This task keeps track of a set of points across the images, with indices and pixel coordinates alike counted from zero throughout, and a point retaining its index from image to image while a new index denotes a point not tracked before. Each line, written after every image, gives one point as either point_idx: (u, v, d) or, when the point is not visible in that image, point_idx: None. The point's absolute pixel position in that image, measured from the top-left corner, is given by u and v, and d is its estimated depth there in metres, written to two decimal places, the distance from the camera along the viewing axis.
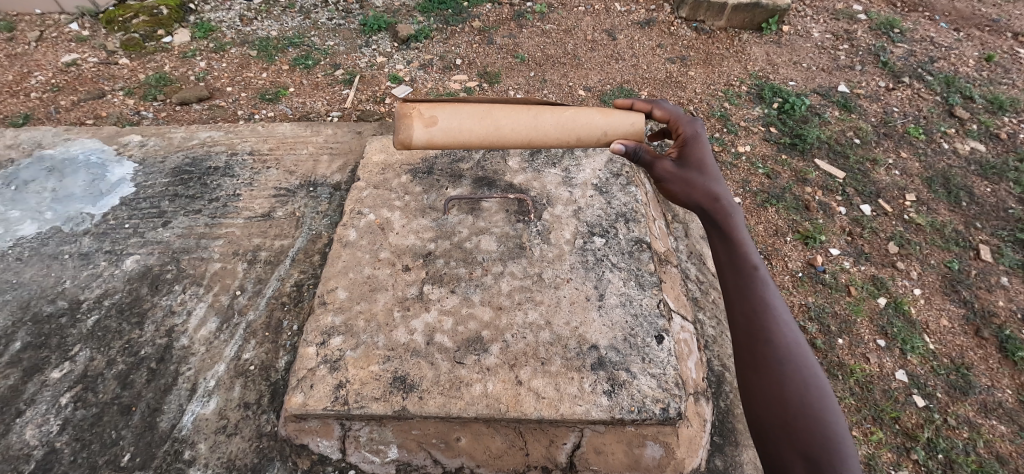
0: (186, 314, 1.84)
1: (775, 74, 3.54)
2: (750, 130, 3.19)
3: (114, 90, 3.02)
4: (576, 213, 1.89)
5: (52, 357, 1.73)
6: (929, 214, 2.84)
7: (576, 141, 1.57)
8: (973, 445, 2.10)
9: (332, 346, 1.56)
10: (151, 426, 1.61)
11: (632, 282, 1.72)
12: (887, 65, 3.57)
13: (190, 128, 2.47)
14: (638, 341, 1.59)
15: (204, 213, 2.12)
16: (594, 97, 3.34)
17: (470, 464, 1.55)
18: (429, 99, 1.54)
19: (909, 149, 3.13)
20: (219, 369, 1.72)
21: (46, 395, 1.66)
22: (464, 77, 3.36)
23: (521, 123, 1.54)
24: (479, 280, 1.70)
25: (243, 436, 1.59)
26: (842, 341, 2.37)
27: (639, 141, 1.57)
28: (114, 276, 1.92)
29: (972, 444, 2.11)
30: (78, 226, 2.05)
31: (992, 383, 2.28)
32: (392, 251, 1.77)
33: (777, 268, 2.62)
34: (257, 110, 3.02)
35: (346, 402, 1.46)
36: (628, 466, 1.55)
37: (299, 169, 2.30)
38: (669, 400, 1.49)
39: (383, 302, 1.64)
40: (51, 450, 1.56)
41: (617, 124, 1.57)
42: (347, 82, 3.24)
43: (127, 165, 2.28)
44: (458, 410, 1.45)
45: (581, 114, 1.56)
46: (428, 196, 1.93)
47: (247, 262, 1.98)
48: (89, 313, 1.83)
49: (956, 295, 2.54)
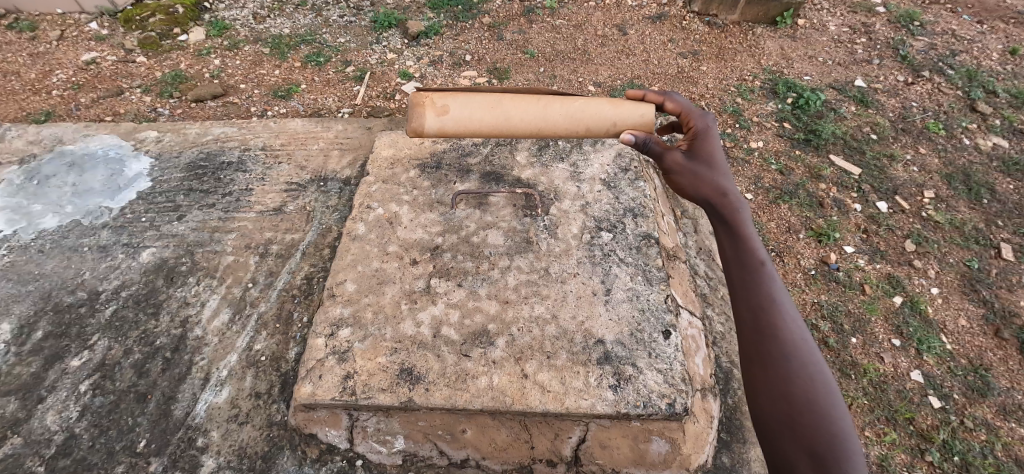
0: (200, 306, 1.88)
1: (790, 68, 3.49)
2: (763, 126, 3.15)
3: (131, 88, 3.08)
4: (583, 208, 1.89)
5: (72, 346, 1.78)
6: (949, 211, 2.78)
7: (584, 132, 1.57)
8: (991, 448, 2.06)
9: (340, 338, 1.58)
10: (165, 414, 1.65)
11: (639, 278, 1.71)
12: (906, 59, 3.51)
13: (204, 124, 2.52)
14: (644, 337, 1.59)
15: (217, 207, 2.16)
16: (605, 93, 3.32)
17: (475, 456, 1.57)
18: (441, 89, 1.55)
19: (929, 145, 3.07)
20: (231, 359, 1.75)
21: (66, 383, 1.71)
22: (473, 73, 3.37)
23: (531, 115, 1.54)
24: (486, 275, 1.71)
25: (254, 424, 1.63)
26: (855, 340, 2.34)
27: (648, 133, 1.56)
28: (130, 268, 1.97)
29: (989, 446, 2.06)
30: (97, 219, 2.10)
31: (1012, 384, 2.23)
32: (400, 245, 1.78)
33: (789, 265, 2.59)
34: (270, 107, 3.06)
35: (353, 393, 1.48)
36: (634, 461, 1.55)
37: (310, 164, 2.33)
38: (675, 396, 1.49)
39: (390, 295, 1.66)
40: (71, 436, 1.61)
41: (628, 118, 1.55)
42: (358, 79, 3.27)
43: (143, 161, 2.33)
44: (464, 402, 1.46)
45: (590, 105, 1.55)
46: (436, 191, 1.94)
47: (259, 256, 2.01)
48: (107, 304, 1.88)
49: (975, 294, 2.49)
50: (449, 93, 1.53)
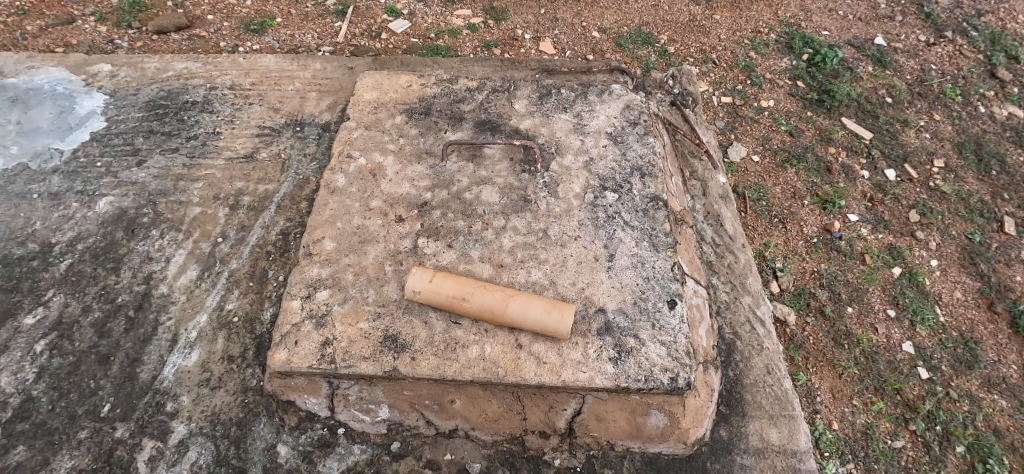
0: (164, 262, 1.72)
1: (808, 21, 3.29)
2: (775, 84, 3.00)
3: (84, 16, 2.79)
4: (587, 164, 1.74)
5: (24, 302, 1.62)
6: (956, 182, 2.67)
7: (519, 318, 1.37)
8: (972, 419, 2.00)
9: (318, 301, 1.44)
10: (130, 377, 1.52)
11: (645, 243, 1.59)
12: (930, 18, 3.31)
13: (163, 58, 2.27)
14: (648, 306, 1.47)
15: (181, 152, 1.97)
16: (609, 40, 3.10)
17: (464, 427, 1.48)
18: (444, 276, 1.40)
19: (943, 112, 2.93)
20: (201, 319, 1.61)
21: (19, 342, 1.55)
22: (467, 12, 3.12)
23: (483, 312, 1.37)
24: (478, 235, 1.56)
25: (227, 390, 1.50)
26: (851, 310, 2.26)
27: (549, 332, 1.36)
28: (86, 218, 1.79)
29: (972, 417, 2.01)
30: (47, 163, 1.90)
31: (999, 357, 2.17)
32: (384, 200, 1.63)
33: (792, 232, 2.49)
34: (241, 42, 2.79)
35: (332, 361, 1.36)
36: (630, 434, 1.47)
37: (285, 106, 2.13)
38: (679, 370, 1.39)
39: (373, 255, 1.52)
40: (27, 399, 1.47)
41: (567, 330, 1.36)
42: (339, 14, 3.00)
43: (96, 98, 2.11)
44: (453, 373, 1.35)
45: (530, 304, 1.37)
46: (425, 140, 1.77)
47: (229, 208, 1.84)
48: (62, 257, 1.71)
49: (974, 267, 2.41)
50: (437, 278, 1.39)
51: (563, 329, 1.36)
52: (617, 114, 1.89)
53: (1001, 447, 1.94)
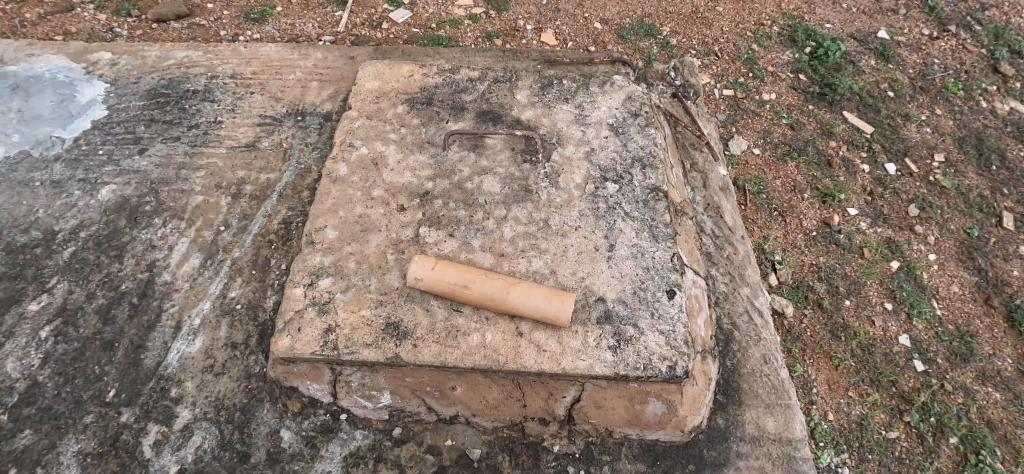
0: (167, 250, 1.73)
1: (811, 14, 3.29)
2: (777, 77, 3.00)
3: (83, 4, 2.78)
4: (588, 155, 1.75)
5: (28, 289, 1.64)
6: (956, 177, 2.68)
7: (520, 305, 1.38)
8: (966, 411, 2.03)
9: (321, 288, 1.46)
10: (134, 363, 1.54)
11: (645, 234, 1.60)
12: (934, 11, 3.31)
13: (164, 46, 2.27)
14: (647, 296, 1.49)
15: (183, 141, 1.98)
16: (611, 32, 3.09)
17: (464, 413, 1.50)
18: (447, 264, 1.41)
19: (944, 106, 2.93)
20: (204, 307, 1.63)
21: (24, 328, 1.57)
22: (468, 2, 3.11)
23: (484, 299, 1.39)
24: (480, 225, 1.58)
25: (231, 376, 1.52)
26: (849, 303, 2.28)
27: (549, 319, 1.38)
28: (89, 206, 1.80)
29: (965, 409, 2.03)
30: (48, 150, 1.91)
31: (994, 351, 2.19)
32: (385, 190, 1.64)
33: (791, 225, 2.50)
34: (241, 31, 2.78)
35: (335, 347, 1.38)
36: (628, 421, 1.49)
37: (286, 96, 2.14)
38: (677, 358, 1.41)
39: (375, 244, 1.53)
40: (33, 384, 1.49)
41: (567, 318, 1.38)
42: (340, 3, 3.00)
43: (97, 86, 2.11)
44: (454, 360, 1.37)
45: (531, 292, 1.38)
46: (427, 130, 1.78)
47: (231, 197, 1.85)
48: (66, 245, 1.72)
49: (971, 262, 2.42)
50: (440, 266, 1.41)
51: (562, 316, 1.37)
52: (618, 105, 1.89)
53: (994, 439, 1.97)
